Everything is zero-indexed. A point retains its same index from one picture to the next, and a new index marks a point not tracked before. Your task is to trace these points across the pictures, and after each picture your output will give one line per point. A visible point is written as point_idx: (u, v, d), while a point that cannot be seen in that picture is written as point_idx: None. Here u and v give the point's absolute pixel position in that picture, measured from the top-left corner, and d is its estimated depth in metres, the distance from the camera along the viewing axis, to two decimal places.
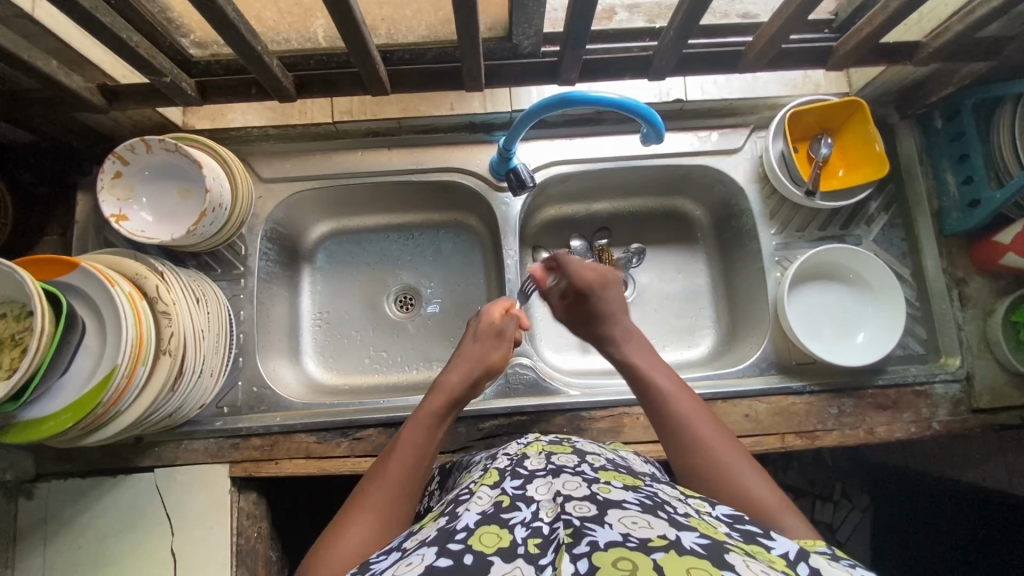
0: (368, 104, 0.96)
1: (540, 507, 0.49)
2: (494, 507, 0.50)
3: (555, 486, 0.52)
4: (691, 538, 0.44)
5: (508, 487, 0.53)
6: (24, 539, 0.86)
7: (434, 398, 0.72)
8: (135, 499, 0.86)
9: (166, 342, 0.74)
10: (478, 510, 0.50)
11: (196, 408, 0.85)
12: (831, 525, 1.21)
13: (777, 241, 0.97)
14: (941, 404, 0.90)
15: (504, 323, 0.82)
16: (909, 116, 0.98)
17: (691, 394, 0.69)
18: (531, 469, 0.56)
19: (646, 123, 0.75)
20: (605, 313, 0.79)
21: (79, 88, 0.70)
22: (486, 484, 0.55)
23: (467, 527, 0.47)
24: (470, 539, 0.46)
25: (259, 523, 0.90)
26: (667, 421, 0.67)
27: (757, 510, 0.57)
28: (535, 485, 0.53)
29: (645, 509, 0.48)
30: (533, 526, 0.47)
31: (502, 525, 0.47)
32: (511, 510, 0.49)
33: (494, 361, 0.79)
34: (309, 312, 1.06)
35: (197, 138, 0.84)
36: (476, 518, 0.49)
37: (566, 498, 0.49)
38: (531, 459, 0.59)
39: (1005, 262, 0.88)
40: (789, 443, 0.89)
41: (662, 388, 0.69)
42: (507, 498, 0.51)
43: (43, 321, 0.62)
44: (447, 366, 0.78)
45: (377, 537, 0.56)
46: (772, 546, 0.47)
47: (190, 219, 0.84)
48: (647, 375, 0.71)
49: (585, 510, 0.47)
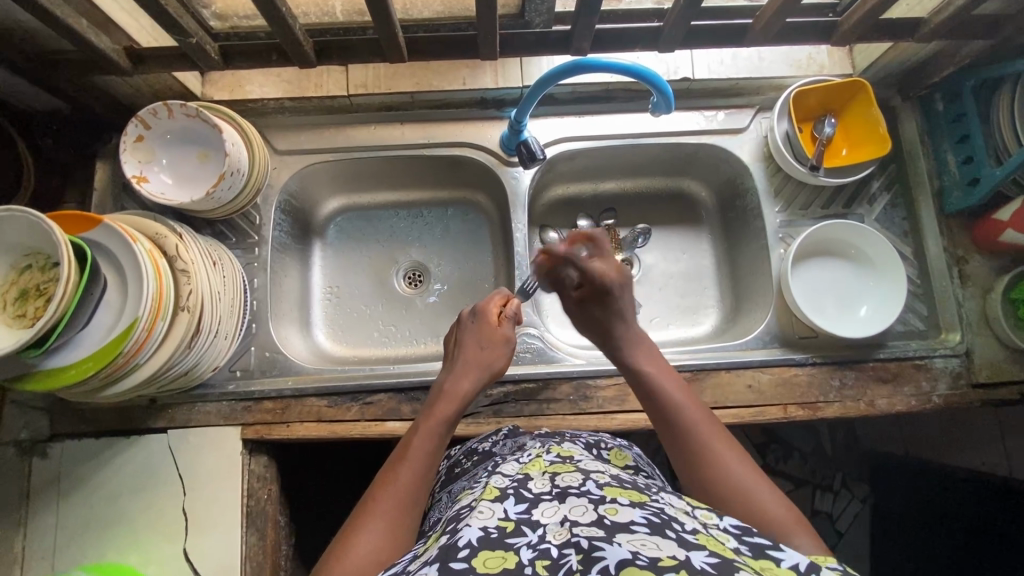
0: (383, 78, 0.97)
1: (546, 531, 0.53)
2: (498, 531, 0.53)
3: (562, 511, 0.55)
4: (700, 556, 0.47)
5: (512, 512, 0.55)
6: (38, 497, 0.87)
7: (446, 403, 0.74)
8: (148, 459, 0.88)
9: (185, 299, 0.76)
10: (481, 527, 0.53)
11: (209, 369, 0.86)
12: (832, 514, 1.27)
13: (780, 219, 0.99)
14: (941, 378, 0.92)
15: (507, 329, 0.84)
16: (911, 98, 1.00)
17: (698, 403, 0.71)
18: (536, 492, 0.59)
19: (656, 91, 0.77)
20: (617, 313, 0.80)
21: (108, 50, 0.72)
22: (487, 499, 0.58)
23: (470, 545, 0.51)
24: (472, 558, 0.50)
25: (269, 486, 0.91)
26: (677, 433, 0.68)
27: (770, 526, 0.59)
28: (541, 508, 0.56)
29: (654, 529, 0.51)
30: (540, 548, 0.51)
31: (507, 549, 0.51)
32: (515, 535, 0.53)
33: (498, 365, 0.81)
34: (319, 285, 1.08)
35: (220, 108, 0.86)
36: (478, 536, 0.52)
37: (573, 523, 0.53)
38: (535, 481, 0.62)
39: (1004, 239, 0.89)
40: (791, 413, 0.90)
41: (671, 398, 0.71)
42: (510, 523, 0.54)
43: (69, 270, 0.64)
44: (454, 369, 0.79)
45: (386, 546, 0.59)
46: (781, 559, 0.50)
47: (208, 182, 0.86)
48: (655, 387, 0.73)
49: (594, 532, 0.51)
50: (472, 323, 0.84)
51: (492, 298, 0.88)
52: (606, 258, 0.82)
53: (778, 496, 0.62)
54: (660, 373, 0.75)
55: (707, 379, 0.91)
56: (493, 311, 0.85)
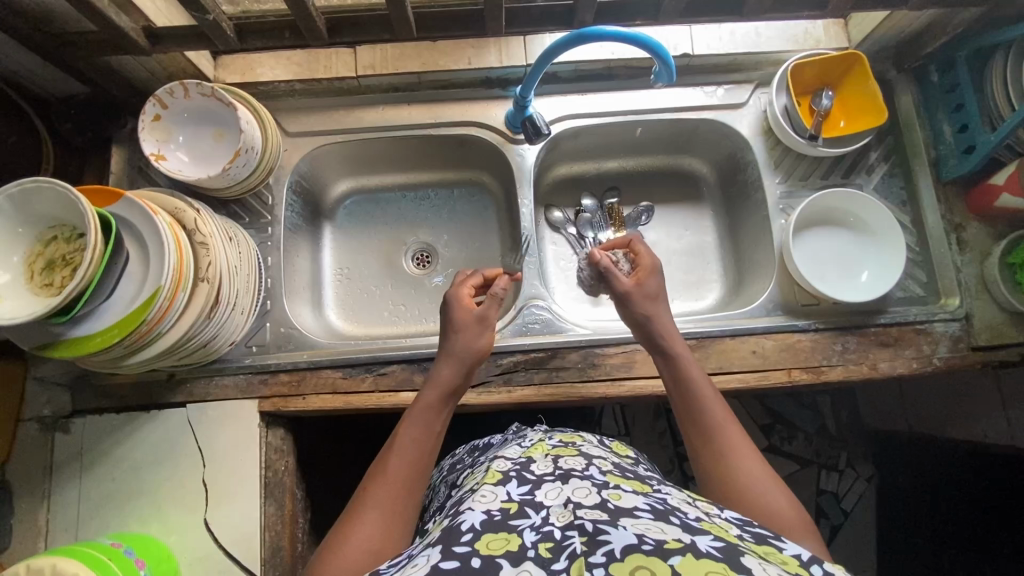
0: (390, 59, 0.99)
1: (550, 512, 0.55)
2: (502, 513, 0.56)
3: (565, 492, 0.57)
4: (706, 541, 0.49)
5: (514, 494, 0.58)
6: (60, 472, 0.89)
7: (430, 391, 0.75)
8: (167, 432, 0.90)
9: (203, 270, 0.79)
10: (483, 511, 0.56)
11: (226, 344, 0.89)
12: (837, 494, 1.31)
13: (781, 190, 1.01)
14: (942, 341, 0.94)
15: (484, 307, 0.81)
16: (906, 71, 1.02)
17: (720, 398, 0.71)
18: (538, 474, 0.63)
19: (658, 61, 0.79)
20: (654, 295, 0.82)
21: (127, 29, 0.75)
22: (489, 483, 0.62)
23: (473, 529, 0.53)
24: (475, 542, 0.52)
25: (286, 458, 0.93)
26: (697, 426, 0.69)
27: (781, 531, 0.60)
28: (544, 489, 0.59)
29: (657, 516, 0.53)
30: (543, 531, 0.52)
31: (510, 531, 0.53)
32: (518, 517, 0.55)
33: (478, 347, 0.80)
34: (330, 267, 1.10)
35: (236, 90, 0.89)
36: (481, 520, 0.55)
37: (577, 505, 0.55)
38: (538, 463, 0.65)
39: (1001, 204, 0.91)
40: (795, 377, 0.92)
41: (695, 391, 0.71)
42: (514, 505, 0.57)
43: (95, 237, 0.66)
44: (437, 359, 0.79)
45: (382, 533, 0.61)
46: (784, 547, 0.52)
47: (224, 160, 0.89)
48: (682, 378, 0.73)
49: (597, 515, 0.52)
50: (448, 311, 0.82)
51: (458, 279, 0.88)
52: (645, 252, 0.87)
53: (787, 497, 0.62)
54: (690, 362, 0.75)
55: (712, 345, 0.93)
56: (465, 297, 0.84)
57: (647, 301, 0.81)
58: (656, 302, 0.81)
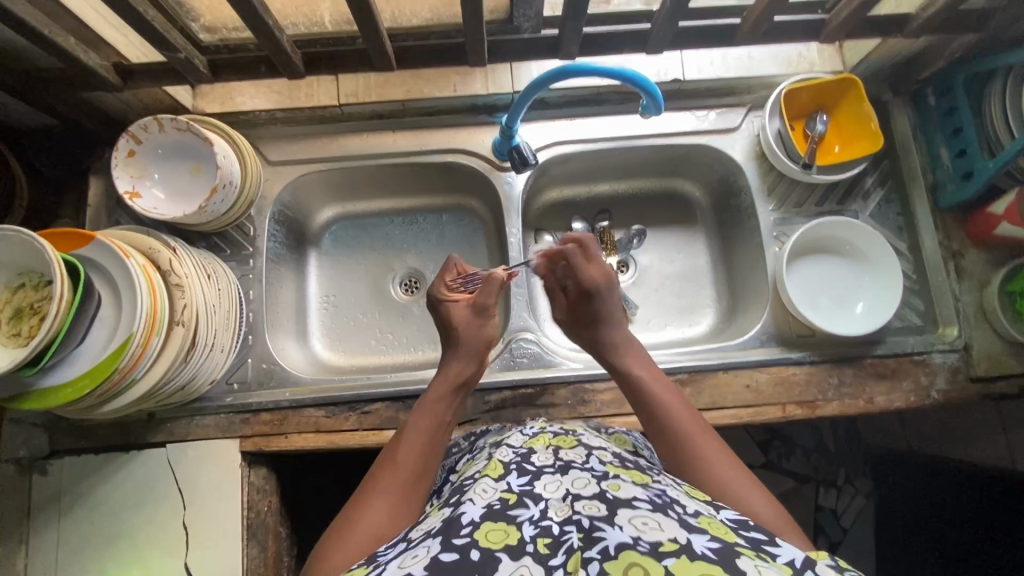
0: (373, 87, 0.98)
1: (548, 505, 0.52)
2: (501, 504, 0.53)
3: (564, 485, 0.54)
4: (702, 541, 0.46)
5: (513, 484, 0.55)
6: (37, 515, 0.87)
7: (438, 384, 0.74)
8: (147, 472, 0.88)
9: (178, 313, 0.76)
10: (484, 504, 0.53)
11: (207, 383, 0.87)
12: (835, 511, 1.21)
13: (774, 217, 0.98)
14: (939, 373, 0.91)
15: (479, 297, 0.79)
16: (902, 94, 1.00)
17: (686, 406, 0.69)
18: (539, 465, 0.58)
19: (645, 94, 0.76)
20: (607, 316, 0.79)
21: (95, 66, 0.73)
22: (490, 476, 0.57)
23: (472, 521, 0.51)
24: (474, 533, 0.49)
25: (270, 497, 0.92)
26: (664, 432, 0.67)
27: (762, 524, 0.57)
28: (543, 482, 0.55)
29: (656, 508, 0.50)
30: (541, 525, 0.50)
31: (510, 522, 0.50)
32: (518, 507, 0.52)
33: (487, 334, 0.79)
34: (316, 295, 1.08)
35: (210, 121, 0.86)
36: (481, 512, 0.52)
37: (575, 497, 0.52)
38: (539, 455, 0.61)
39: (999, 232, 0.89)
40: (790, 412, 0.90)
41: (658, 403, 0.70)
42: (513, 495, 0.54)
43: (62, 286, 0.63)
44: (443, 356, 0.79)
45: (389, 520, 0.59)
46: (778, 554, 0.47)
47: (200, 197, 0.87)
48: (645, 397, 0.71)
49: (595, 509, 0.50)
50: (440, 306, 0.81)
51: (448, 264, 0.85)
52: (594, 258, 0.81)
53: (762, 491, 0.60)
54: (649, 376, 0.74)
55: (705, 380, 0.91)
56: (447, 288, 0.83)
57: (588, 329, 0.80)
58: (596, 327, 0.79)
